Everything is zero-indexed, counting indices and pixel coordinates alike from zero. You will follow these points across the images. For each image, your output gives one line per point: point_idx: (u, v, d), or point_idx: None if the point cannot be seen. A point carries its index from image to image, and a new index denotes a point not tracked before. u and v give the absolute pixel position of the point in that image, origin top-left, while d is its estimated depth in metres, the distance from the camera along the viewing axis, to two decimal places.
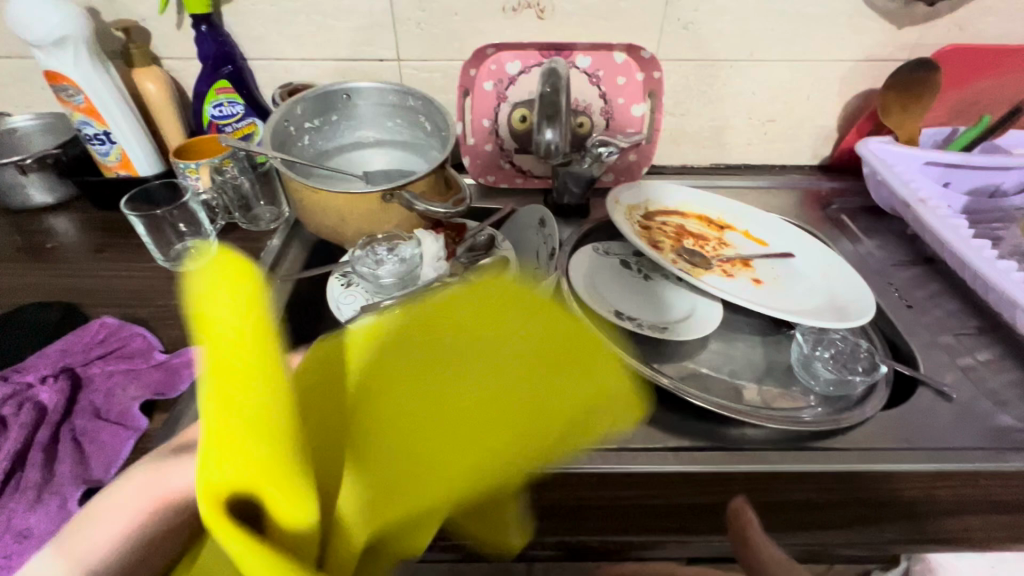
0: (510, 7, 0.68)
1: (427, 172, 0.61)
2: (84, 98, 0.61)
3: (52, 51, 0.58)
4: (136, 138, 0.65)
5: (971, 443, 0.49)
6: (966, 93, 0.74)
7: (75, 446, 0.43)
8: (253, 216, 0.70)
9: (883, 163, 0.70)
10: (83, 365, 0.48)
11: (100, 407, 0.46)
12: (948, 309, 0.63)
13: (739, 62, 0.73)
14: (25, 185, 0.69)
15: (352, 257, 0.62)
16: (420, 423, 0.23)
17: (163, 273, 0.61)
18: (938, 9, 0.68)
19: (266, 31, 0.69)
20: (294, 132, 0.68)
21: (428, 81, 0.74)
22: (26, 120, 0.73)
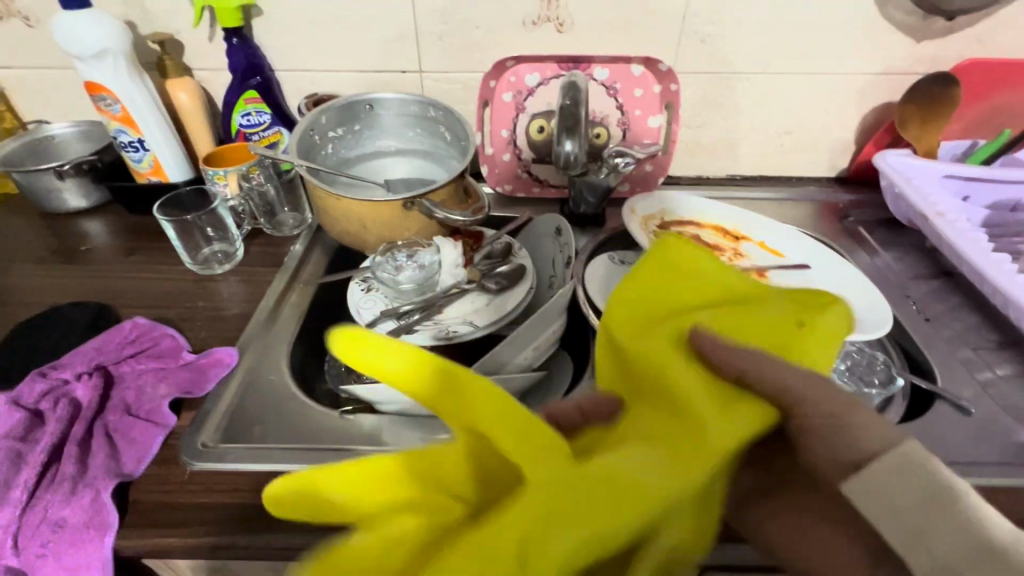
0: (530, 20, 0.70)
1: (447, 181, 0.62)
2: (121, 107, 0.63)
3: (93, 62, 0.60)
4: (168, 145, 0.68)
5: (990, 458, 0.48)
6: (987, 106, 0.74)
7: (108, 440, 0.45)
8: (278, 221, 0.72)
9: (901, 176, 0.70)
10: (116, 363, 0.50)
11: (131, 404, 0.48)
12: (967, 323, 0.63)
13: (756, 74, 0.74)
14: (62, 190, 0.72)
15: (374, 263, 0.64)
16: (655, 356, 0.33)
17: (192, 277, 0.63)
18: (957, 24, 0.69)
19: (294, 44, 0.71)
20: (319, 141, 0.70)
21: (448, 92, 0.75)
22: (61, 128, 0.76)
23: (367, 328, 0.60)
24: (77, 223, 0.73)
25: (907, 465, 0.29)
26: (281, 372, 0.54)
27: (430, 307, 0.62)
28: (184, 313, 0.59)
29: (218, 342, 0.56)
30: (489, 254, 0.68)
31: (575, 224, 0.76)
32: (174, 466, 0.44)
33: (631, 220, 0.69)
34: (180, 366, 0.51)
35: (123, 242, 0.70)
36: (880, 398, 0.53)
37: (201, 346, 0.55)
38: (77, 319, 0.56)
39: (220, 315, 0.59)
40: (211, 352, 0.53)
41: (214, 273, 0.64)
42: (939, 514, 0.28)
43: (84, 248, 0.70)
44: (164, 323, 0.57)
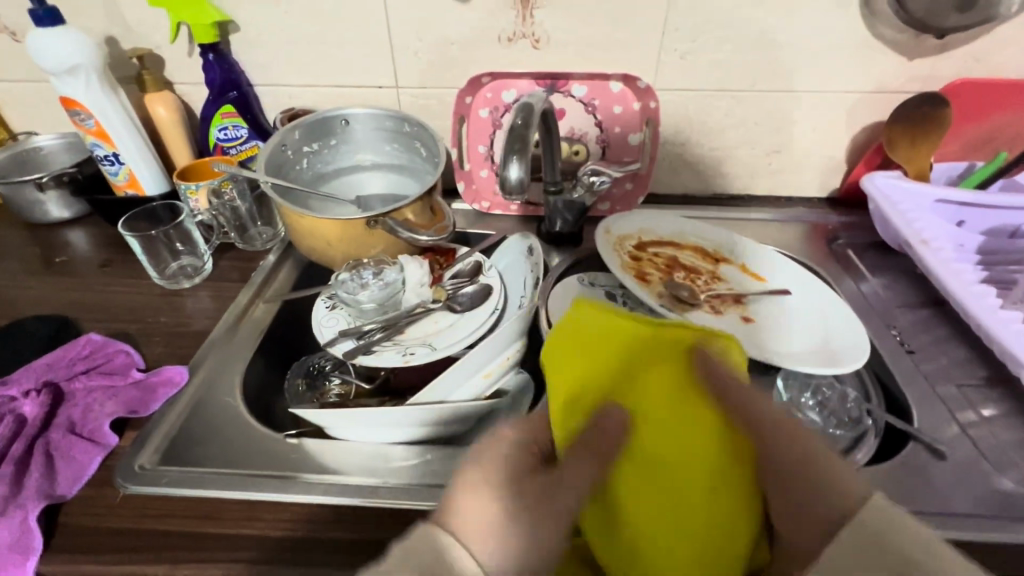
0: (505, 37, 0.68)
1: (413, 200, 0.61)
2: (94, 122, 0.64)
3: (66, 78, 0.61)
4: (143, 159, 0.68)
5: (961, 508, 0.45)
6: (984, 127, 0.70)
7: (47, 459, 0.45)
8: (250, 236, 0.72)
9: (887, 200, 0.67)
10: (67, 379, 0.50)
11: (76, 422, 0.48)
12: (953, 357, 0.59)
13: (740, 92, 0.71)
14: (43, 202, 0.73)
15: (337, 281, 0.63)
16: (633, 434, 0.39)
17: (158, 291, 0.64)
18: (952, 41, 0.65)
19: (269, 59, 0.71)
20: (292, 156, 0.71)
21: (425, 107, 0.75)
22: (49, 139, 0.77)
23: (326, 347, 0.59)
24: (59, 234, 0.75)
25: (869, 530, 0.31)
26: (232, 393, 0.53)
27: (392, 327, 0.61)
28: (146, 329, 0.59)
29: (173, 359, 0.56)
30: (456, 273, 0.67)
31: (551, 243, 0.74)
32: (106, 487, 0.44)
33: (604, 240, 0.68)
34: (128, 384, 0.51)
35: (98, 254, 0.71)
36: (849, 436, 0.51)
37: (156, 363, 0.55)
38: (38, 332, 0.57)
39: (180, 331, 0.59)
40: (162, 369, 0.53)
41: (181, 288, 0.64)
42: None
43: (62, 259, 0.71)
44: (123, 339, 0.58)
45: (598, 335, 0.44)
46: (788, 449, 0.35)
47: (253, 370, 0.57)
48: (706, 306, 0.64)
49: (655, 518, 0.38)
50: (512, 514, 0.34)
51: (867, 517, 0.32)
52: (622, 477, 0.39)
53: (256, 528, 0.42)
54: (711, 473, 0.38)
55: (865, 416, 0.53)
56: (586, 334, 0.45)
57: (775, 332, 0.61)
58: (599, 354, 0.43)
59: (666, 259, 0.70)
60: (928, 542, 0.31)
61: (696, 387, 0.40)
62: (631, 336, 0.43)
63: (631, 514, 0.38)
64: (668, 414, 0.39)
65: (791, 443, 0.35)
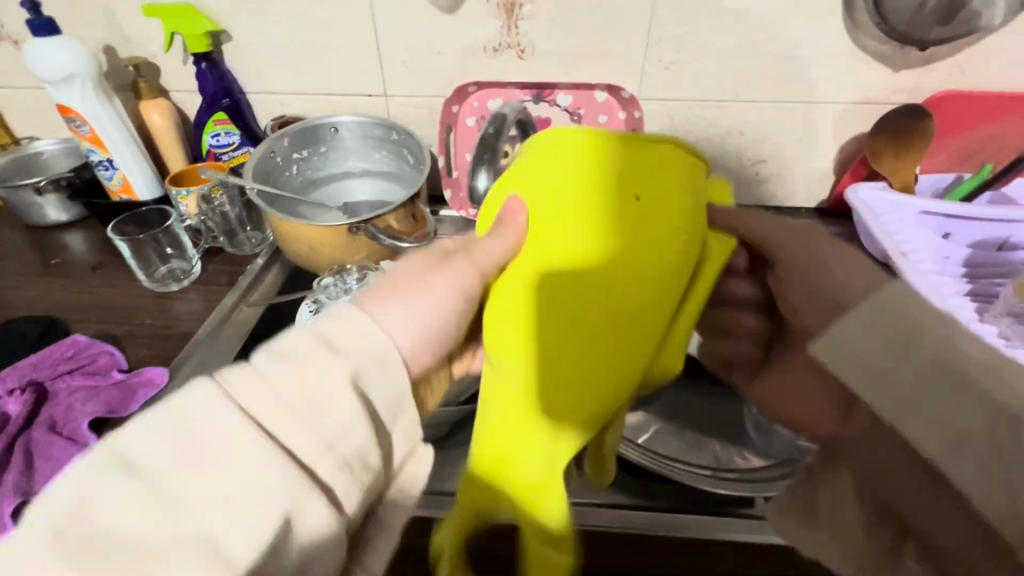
0: (491, 47, 0.69)
1: (396, 206, 0.62)
2: (89, 128, 0.66)
3: (61, 86, 0.63)
4: (136, 164, 0.70)
5: None
6: (970, 139, 0.70)
7: (26, 456, 0.46)
8: (239, 241, 0.73)
9: (871, 212, 0.67)
10: (51, 379, 0.52)
11: (57, 421, 0.49)
12: None
13: (725, 102, 0.71)
14: (42, 205, 0.75)
15: (320, 286, 0.64)
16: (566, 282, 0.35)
17: (147, 294, 0.65)
18: (938, 53, 0.65)
19: (261, 68, 0.73)
20: (281, 163, 0.72)
21: (414, 115, 0.76)
22: (49, 144, 0.79)
23: None
24: (57, 236, 0.77)
25: (892, 314, 0.34)
26: None
27: None
28: (133, 330, 0.61)
29: (157, 360, 0.57)
30: None
31: None
32: None
33: None
34: (111, 384, 0.52)
35: (92, 256, 0.73)
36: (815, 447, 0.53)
37: (139, 364, 0.56)
38: (28, 332, 0.58)
39: (166, 332, 0.60)
40: (144, 370, 0.54)
41: (170, 290, 0.66)
42: (913, 350, 0.32)
43: (57, 261, 0.72)
44: (110, 341, 0.59)
45: (572, 155, 0.37)
46: (799, 254, 0.45)
47: None
48: None
49: (573, 369, 0.34)
50: (445, 303, 0.37)
51: (888, 295, 0.35)
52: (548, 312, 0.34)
53: None
54: (625, 323, 0.34)
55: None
56: (554, 151, 0.38)
57: None
58: (565, 177, 0.36)
59: None
60: (942, 319, 0.33)
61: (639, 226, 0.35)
62: (610, 162, 0.36)
63: (551, 361, 0.34)
64: (597, 264, 0.34)
65: (792, 240, 0.46)
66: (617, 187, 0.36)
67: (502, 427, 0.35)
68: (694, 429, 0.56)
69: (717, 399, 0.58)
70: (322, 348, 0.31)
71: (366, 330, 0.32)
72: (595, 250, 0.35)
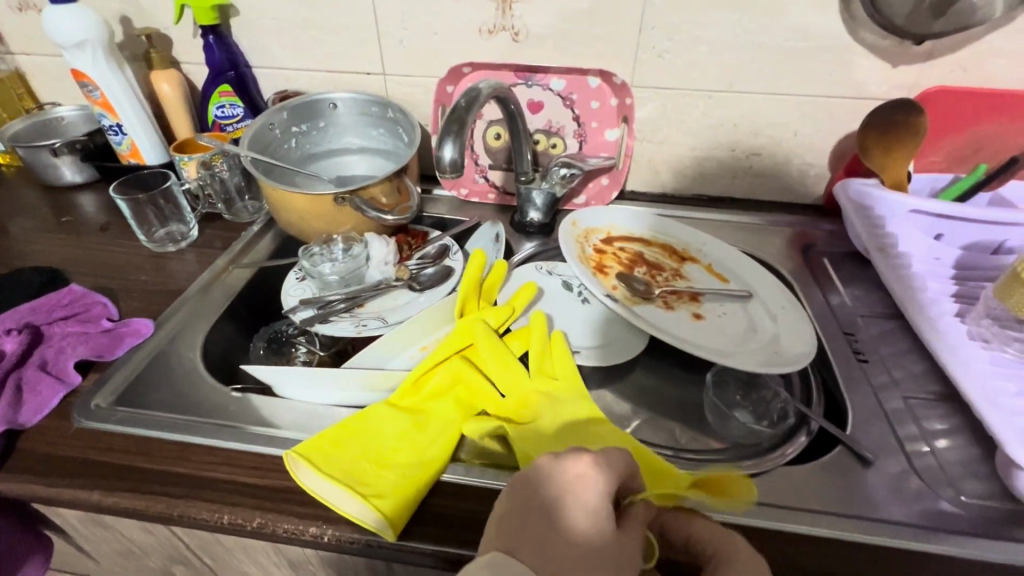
0: (486, 29, 0.70)
1: (380, 179, 0.64)
2: (100, 94, 0.70)
3: (76, 53, 0.67)
4: (143, 131, 0.74)
5: (891, 516, 0.44)
6: (966, 139, 0.69)
7: (17, 392, 0.50)
8: (237, 209, 0.76)
9: (857, 210, 0.68)
10: (46, 324, 0.56)
11: (48, 361, 0.53)
12: (909, 371, 0.58)
13: (719, 93, 0.70)
14: (57, 166, 0.79)
15: (309, 254, 0.67)
16: (425, 395, 0.51)
17: (143, 252, 0.69)
18: (939, 48, 0.63)
19: (267, 44, 0.75)
20: (279, 135, 0.75)
21: (410, 95, 0.77)
22: (69, 110, 0.83)
23: (286, 312, 0.63)
24: (70, 196, 0.81)
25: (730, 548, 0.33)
26: (194, 349, 0.57)
27: (354, 299, 0.64)
28: (126, 285, 0.64)
29: (146, 314, 0.61)
30: (423, 255, 0.70)
31: (521, 233, 0.76)
32: (64, 421, 0.49)
33: (568, 231, 0.69)
34: (100, 332, 0.56)
35: (99, 216, 0.77)
36: (774, 433, 0.52)
37: (129, 316, 0.60)
38: (29, 282, 0.62)
39: (157, 289, 0.64)
40: (134, 321, 0.57)
41: (167, 251, 0.69)
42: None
43: (67, 218, 0.76)
44: (105, 293, 0.63)
45: (433, 374, 0.53)
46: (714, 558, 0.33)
47: (217, 331, 0.61)
48: (660, 301, 0.64)
49: (457, 394, 0.51)
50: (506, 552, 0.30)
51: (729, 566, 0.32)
52: (441, 388, 0.52)
53: (187, 467, 0.45)
54: (434, 377, 0.52)
55: (790, 412, 0.54)
56: (413, 374, 0.53)
57: (728, 331, 0.61)
58: (435, 371, 0.53)
59: (631, 254, 0.70)
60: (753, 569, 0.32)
61: (444, 384, 0.52)
62: (436, 366, 0.53)
63: (447, 409, 0.49)
64: (430, 382, 0.52)
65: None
66: (436, 381, 0.52)
67: (468, 384, 0.52)
68: (658, 411, 0.56)
69: (681, 382, 0.59)
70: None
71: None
72: (417, 381, 0.52)
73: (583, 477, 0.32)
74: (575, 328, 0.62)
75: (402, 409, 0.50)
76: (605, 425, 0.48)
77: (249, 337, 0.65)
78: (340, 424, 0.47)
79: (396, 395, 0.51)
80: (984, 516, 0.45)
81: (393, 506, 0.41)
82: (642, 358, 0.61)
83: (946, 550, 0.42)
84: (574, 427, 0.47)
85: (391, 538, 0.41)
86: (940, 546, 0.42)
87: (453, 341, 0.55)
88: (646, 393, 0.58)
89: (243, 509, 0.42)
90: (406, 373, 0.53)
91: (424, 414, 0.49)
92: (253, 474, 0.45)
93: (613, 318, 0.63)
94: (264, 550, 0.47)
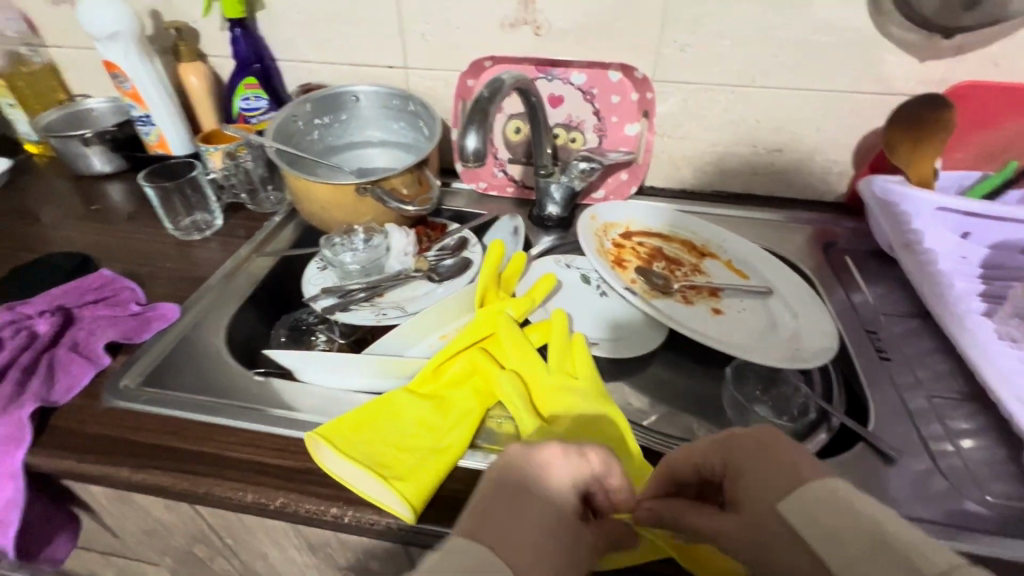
0: (508, 23, 0.70)
1: (401, 171, 0.64)
2: (131, 85, 0.72)
3: (109, 44, 0.69)
4: (171, 122, 0.76)
5: (915, 514, 0.44)
6: (996, 136, 0.67)
7: (49, 371, 0.51)
8: (260, 199, 0.77)
9: (881, 206, 0.67)
10: (77, 307, 0.57)
11: (79, 342, 0.54)
12: (934, 370, 0.57)
13: (741, 88, 0.70)
14: (88, 156, 0.81)
15: (330, 244, 0.68)
16: (443, 385, 0.51)
17: (170, 240, 0.70)
18: (969, 43, 0.62)
19: (292, 37, 0.77)
20: (303, 127, 0.76)
21: (431, 88, 0.78)
22: (99, 102, 0.86)
23: (307, 301, 0.63)
24: (99, 185, 0.83)
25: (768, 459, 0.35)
26: (218, 334, 0.58)
27: (374, 288, 0.65)
28: (154, 271, 0.66)
29: (172, 299, 0.62)
30: (442, 246, 0.71)
31: (539, 227, 0.76)
32: (94, 400, 0.50)
33: (586, 225, 0.69)
34: (128, 315, 0.57)
35: (127, 205, 0.78)
36: (795, 428, 0.51)
37: (156, 301, 0.61)
38: (61, 267, 0.64)
39: (183, 276, 0.65)
40: (161, 306, 0.59)
41: (192, 240, 0.71)
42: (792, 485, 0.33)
43: (96, 207, 0.78)
44: (132, 279, 0.64)
45: (451, 364, 0.53)
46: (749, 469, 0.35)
47: (240, 317, 0.62)
48: (678, 295, 0.64)
49: (476, 384, 0.51)
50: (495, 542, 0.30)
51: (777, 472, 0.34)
52: (458, 378, 0.52)
53: (213, 446, 0.46)
54: (451, 367, 0.53)
55: (810, 408, 0.53)
56: (430, 363, 0.53)
57: (747, 327, 0.60)
58: (453, 361, 0.53)
59: (650, 249, 0.70)
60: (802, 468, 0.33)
61: (461, 374, 0.52)
62: (453, 356, 0.53)
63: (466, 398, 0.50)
64: (448, 372, 0.52)
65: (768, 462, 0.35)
66: (454, 371, 0.52)
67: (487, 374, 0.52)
68: (676, 405, 0.56)
69: (699, 378, 0.59)
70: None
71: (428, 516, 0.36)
72: (435, 370, 0.52)
73: (560, 470, 0.35)
74: (594, 321, 0.62)
75: (420, 397, 0.50)
76: (619, 422, 0.48)
77: (271, 325, 0.67)
78: (360, 409, 0.48)
79: (413, 384, 0.51)
80: (1010, 517, 0.44)
81: (416, 492, 0.41)
82: (659, 352, 0.61)
83: (970, 548, 0.41)
84: (594, 432, 0.47)
85: (411, 521, 0.41)
86: (964, 544, 0.41)
87: (471, 332, 0.55)
88: (664, 387, 0.57)
89: (266, 488, 0.43)
90: (426, 362, 0.54)
91: (442, 402, 0.49)
92: (275, 456, 0.45)
93: (631, 312, 0.63)
94: (285, 531, 0.48)
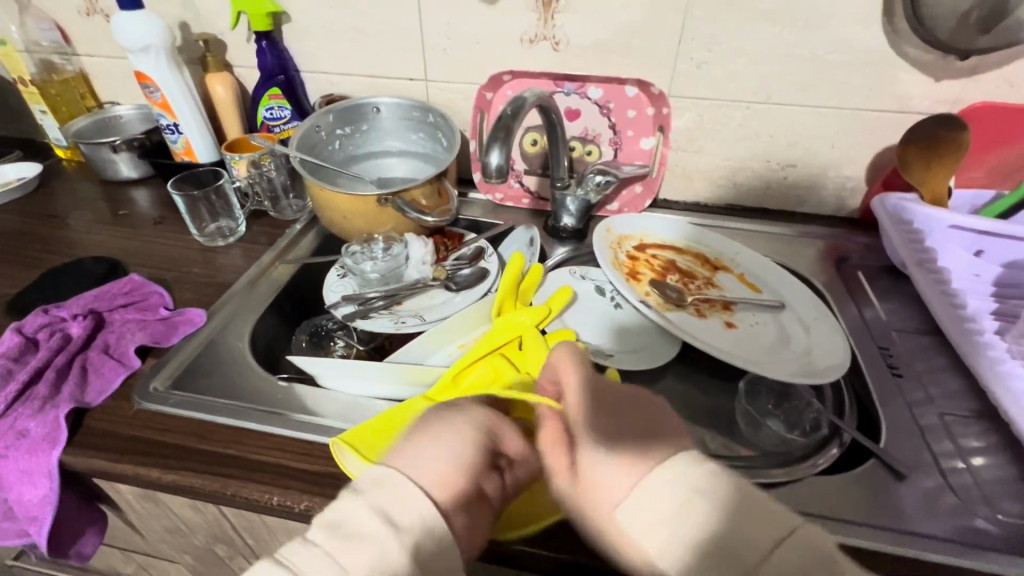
0: (527, 38, 0.72)
1: (422, 182, 0.66)
2: (160, 94, 0.74)
3: (141, 56, 0.71)
4: (198, 131, 0.78)
5: (926, 530, 0.45)
6: (1009, 155, 0.68)
7: (82, 373, 0.53)
8: (282, 207, 0.79)
9: (893, 222, 0.68)
10: (107, 310, 0.59)
11: (110, 345, 0.56)
12: (946, 387, 0.58)
13: (756, 104, 0.71)
14: (116, 162, 0.83)
15: (351, 252, 0.69)
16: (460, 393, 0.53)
17: (195, 245, 0.73)
18: (984, 64, 0.63)
19: (316, 49, 0.79)
20: (325, 137, 0.78)
21: (451, 101, 0.79)
22: (127, 109, 0.88)
23: (328, 308, 0.65)
24: (126, 191, 0.85)
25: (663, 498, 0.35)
26: (242, 338, 0.60)
27: (393, 296, 0.66)
28: (179, 276, 0.68)
29: (198, 304, 0.64)
30: (459, 256, 0.72)
31: (555, 238, 0.77)
32: (125, 402, 0.52)
33: (601, 237, 0.70)
34: (157, 320, 0.59)
35: (152, 210, 0.81)
36: (806, 443, 0.52)
37: (183, 306, 0.63)
38: (93, 271, 0.66)
39: (208, 281, 0.67)
40: (188, 310, 0.61)
41: (217, 246, 0.73)
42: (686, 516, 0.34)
43: (123, 212, 0.81)
44: (160, 283, 0.66)
45: (467, 373, 0.54)
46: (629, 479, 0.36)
47: (263, 323, 0.64)
48: (691, 308, 0.65)
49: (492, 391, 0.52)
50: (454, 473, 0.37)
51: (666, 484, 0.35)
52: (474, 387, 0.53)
53: (240, 449, 0.48)
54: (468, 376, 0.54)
55: (822, 423, 0.54)
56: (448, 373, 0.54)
57: (760, 341, 0.61)
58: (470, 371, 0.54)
59: (663, 262, 0.71)
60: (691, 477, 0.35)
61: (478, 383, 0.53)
62: (471, 366, 0.55)
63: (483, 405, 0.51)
64: (466, 381, 0.53)
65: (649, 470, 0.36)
66: (472, 380, 0.53)
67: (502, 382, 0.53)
68: (689, 418, 0.57)
69: (712, 390, 0.60)
70: (382, 525, 0.33)
71: (416, 504, 0.34)
72: (454, 378, 0.53)
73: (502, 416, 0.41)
74: (608, 333, 0.63)
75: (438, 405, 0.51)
76: None
77: (292, 330, 0.68)
78: (379, 416, 0.49)
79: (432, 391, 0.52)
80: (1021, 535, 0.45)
81: None
82: (673, 365, 0.62)
83: (980, 565, 0.42)
84: None
85: None
86: (973, 561, 0.42)
87: (488, 342, 0.56)
88: (677, 399, 0.59)
89: (292, 491, 0.45)
90: (444, 371, 0.55)
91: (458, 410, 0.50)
92: (301, 460, 0.47)
93: (645, 323, 0.64)
94: (306, 533, 0.50)
